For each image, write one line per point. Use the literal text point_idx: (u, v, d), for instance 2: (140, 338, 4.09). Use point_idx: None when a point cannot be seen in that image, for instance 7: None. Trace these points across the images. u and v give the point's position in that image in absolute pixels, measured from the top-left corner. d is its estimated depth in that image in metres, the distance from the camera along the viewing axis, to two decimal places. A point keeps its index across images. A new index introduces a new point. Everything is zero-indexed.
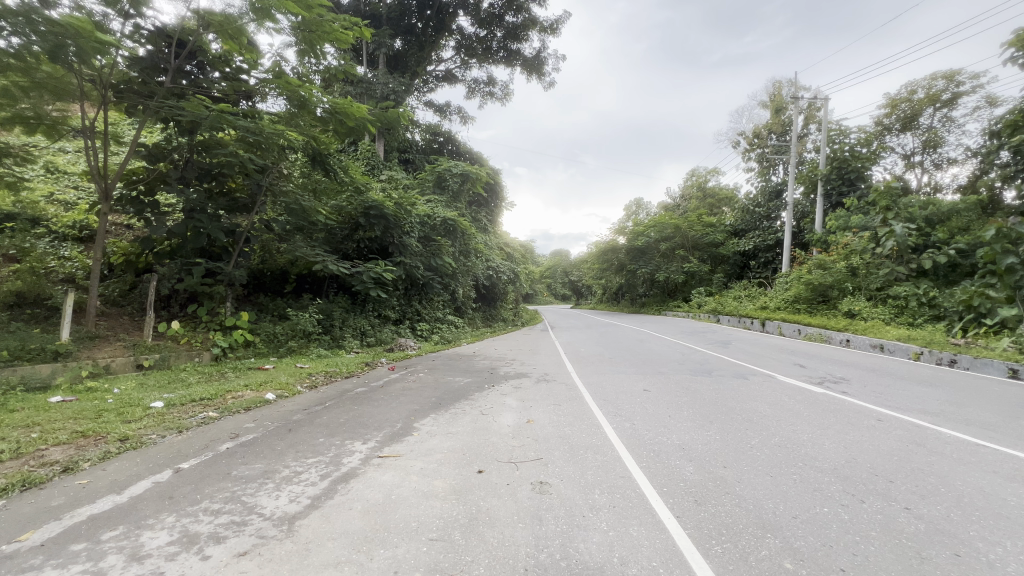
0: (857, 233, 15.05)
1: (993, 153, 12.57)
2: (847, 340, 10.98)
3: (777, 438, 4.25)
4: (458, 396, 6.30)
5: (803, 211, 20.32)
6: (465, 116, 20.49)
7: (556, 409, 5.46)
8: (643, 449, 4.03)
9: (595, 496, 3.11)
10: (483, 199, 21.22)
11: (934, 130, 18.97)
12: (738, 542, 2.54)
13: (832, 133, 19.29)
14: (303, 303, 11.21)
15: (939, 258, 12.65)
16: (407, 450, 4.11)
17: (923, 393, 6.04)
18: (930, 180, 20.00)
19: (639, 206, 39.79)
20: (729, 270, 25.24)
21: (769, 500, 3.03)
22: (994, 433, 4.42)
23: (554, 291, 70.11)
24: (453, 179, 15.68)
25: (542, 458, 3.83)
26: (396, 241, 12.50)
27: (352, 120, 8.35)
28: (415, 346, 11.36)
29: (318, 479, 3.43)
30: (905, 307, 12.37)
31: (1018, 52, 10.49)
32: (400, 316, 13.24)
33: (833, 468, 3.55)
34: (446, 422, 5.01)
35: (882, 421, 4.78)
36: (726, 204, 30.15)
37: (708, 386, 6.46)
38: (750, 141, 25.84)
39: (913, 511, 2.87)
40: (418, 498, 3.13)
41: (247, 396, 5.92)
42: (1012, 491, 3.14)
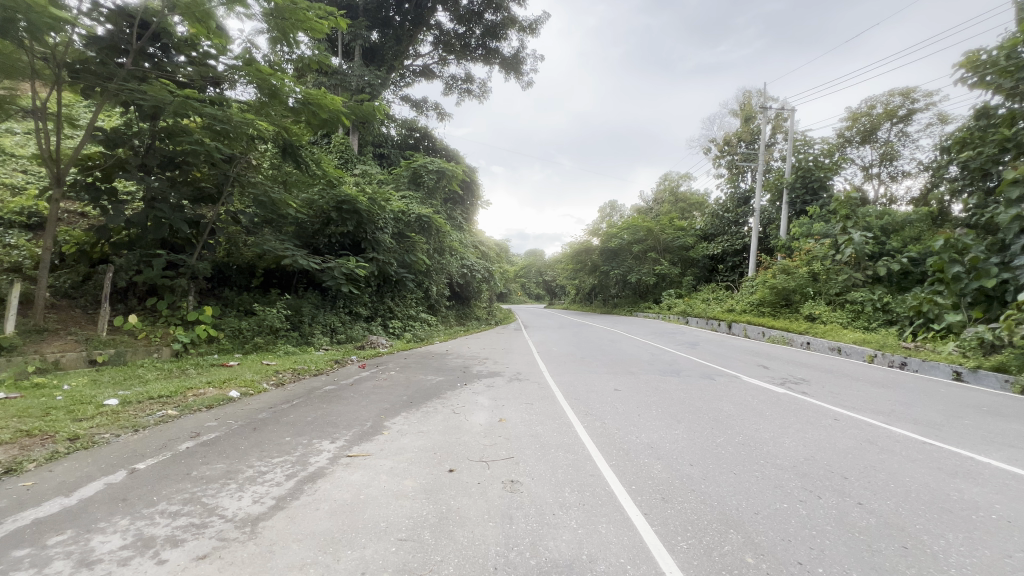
0: (819, 239, 15.68)
1: (943, 167, 13.31)
2: (807, 343, 11.44)
3: (741, 437, 4.38)
4: (430, 395, 6.23)
5: (769, 218, 21.02)
6: (442, 113, 20.34)
7: (528, 408, 5.48)
8: (613, 448, 4.08)
9: (565, 494, 3.14)
10: (459, 197, 21.12)
11: (890, 144, 19.92)
12: (702, 538, 2.61)
13: (797, 143, 20.02)
14: (270, 298, 10.88)
15: (893, 266, 13.28)
16: (377, 449, 4.04)
17: (876, 394, 6.35)
18: (886, 191, 20.98)
19: (612, 208, 40.37)
20: (698, 274, 25.83)
21: (732, 496, 3.13)
22: (939, 432, 4.68)
23: (529, 291, 70.39)
24: (428, 175, 15.53)
25: (514, 457, 3.83)
26: (369, 237, 12.35)
27: (325, 112, 8.12)
28: (387, 344, 11.21)
29: (284, 480, 3.34)
30: (861, 312, 12.93)
31: (968, 73, 11.14)
32: (372, 313, 13.04)
33: (793, 465, 3.69)
34: (417, 421, 4.94)
35: (839, 421, 5.00)
36: (696, 209, 30.92)
37: (676, 386, 6.61)
38: (721, 148, 26.58)
39: (866, 506, 3.01)
40: (388, 498, 3.08)
41: (210, 394, 5.71)
42: (955, 487, 3.34)
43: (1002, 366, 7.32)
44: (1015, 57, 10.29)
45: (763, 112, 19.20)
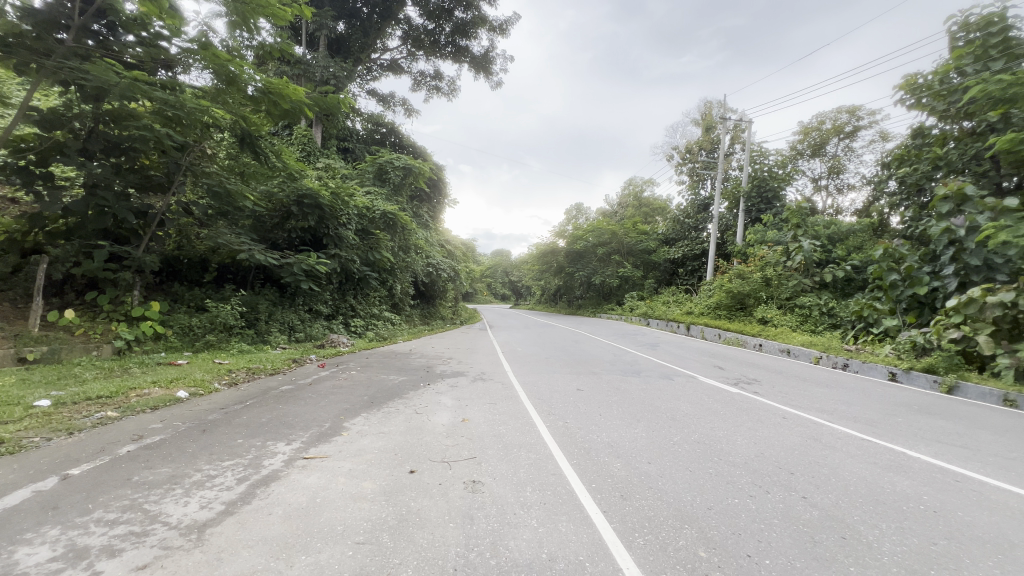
0: (771, 246, 16.47)
1: (884, 182, 14.23)
2: (760, 345, 11.98)
3: (697, 436, 4.54)
4: (392, 395, 6.13)
5: (726, 225, 21.86)
6: (410, 109, 20.02)
7: (491, 408, 5.47)
8: (574, 447, 4.14)
9: (527, 493, 3.16)
10: (426, 194, 20.87)
11: (837, 158, 21.14)
12: (658, 534, 2.68)
13: (754, 153, 20.93)
14: (224, 293, 10.42)
15: (838, 273, 14.10)
16: (335, 451, 3.94)
17: (821, 393, 6.72)
18: (833, 202, 22.24)
19: (579, 211, 40.91)
20: (659, 277, 26.48)
21: (687, 492, 3.24)
22: (877, 429, 5.00)
23: (495, 291, 70.20)
24: (395, 172, 15.29)
25: (476, 457, 3.82)
26: (331, 233, 12.06)
27: (286, 103, 7.83)
28: (348, 343, 10.96)
29: (234, 483, 3.20)
30: (808, 316, 13.66)
31: (906, 95, 11.98)
32: (333, 311, 12.72)
33: (744, 461, 3.87)
34: (378, 422, 4.86)
35: (787, 419, 5.26)
36: (659, 214, 31.82)
37: (636, 386, 6.77)
38: (683, 156, 27.45)
39: (809, 499, 3.18)
40: (346, 501, 3.00)
41: (155, 394, 5.40)
42: (889, 480, 3.58)
43: (931, 368, 7.92)
44: (947, 82, 11.14)
45: (723, 123, 19.97)
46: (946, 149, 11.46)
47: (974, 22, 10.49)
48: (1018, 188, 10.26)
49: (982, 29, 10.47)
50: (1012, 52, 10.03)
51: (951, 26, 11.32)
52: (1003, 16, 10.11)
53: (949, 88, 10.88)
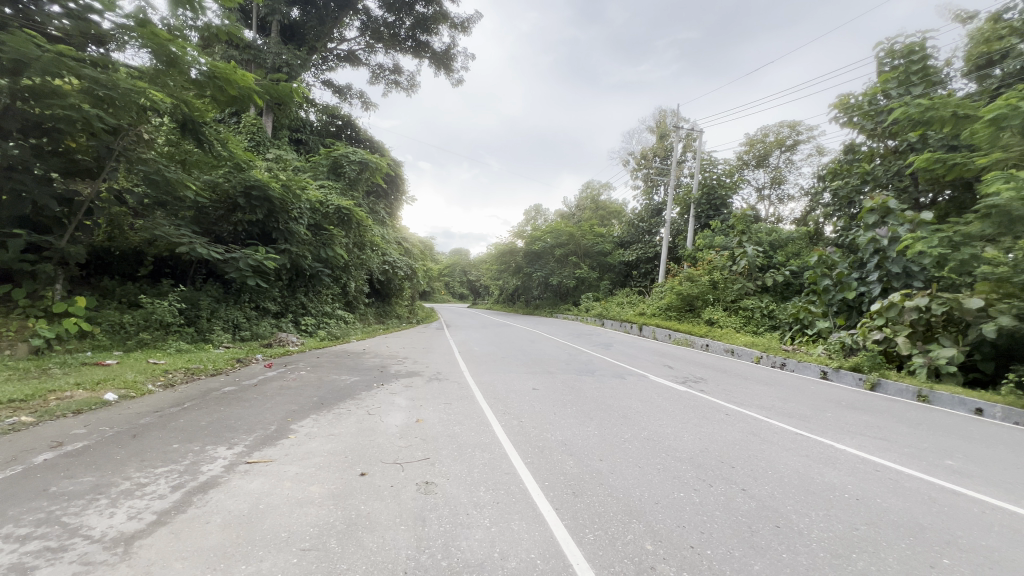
0: (718, 251, 17.29)
1: (819, 194, 15.26)
2: (706, 345, 12.55)
3: (646, 433, 4.69)
4: (343, 395, 5.95)
5: (678, 229, 22.74)
6: (367, 102, 19.49)
7: (446, 408, 5.42)
8: (529, 445, 4.18)
9: (480, 493, 3.16)
10: (383, 190, 20.42)
11: (779, 169, 22.48)
12: (608, 529, 2.75)
13: (704, 162, 21.89)
14: (161, 289, 9.77)
15: (778, 277, 14.98)
16: (281, 454, 3.78)
17: (761, 391, 7.11)
18: (774, 211, 23.62)
19: (538, 212, 41.22)
20: (614, 278, 27.23)
21: (636, 488, 3.34)
22: (809, 424, 5.36)
23: (452, 291, 69.47)
24: (350, 166, 14.86)
25: (429, 458, 3.78)
26: (281, 227, 11.59)
27: (234, 89, 7.42)
28: (298, 342, 10.55)
29: (168, 491, 3.00)
30: (750, 318, 14.46)
31: (840, 113, 12.91)
32: (281, 308, 12.21)
33: (689, 456, 4.04)
34: (328, 423, 4.70)
35: (729, 415, 5.54)
36: (615, 217, 32.67)
37: (589, 385, 6.91)
38: (638, 161, 28.29)
39: (748, 491, 3.36)
40: (291, 507, 2.87)
41: (79, 397, 4.98)
42: (818, 471, 3.85)
43: (857, 366, 8.57)
44: (875, 104, 12.09)
45: (675, 131, 20.72)
46: (873, 165, 12.45)
47: (898, 49, 11.46)
48: (933, 203, 11.25)
49: (905, 56, 11.46)
50: (929, 79, 11.03)
51: (879, 52, 12.35)
52: (923, 45, 11.13)
53: (876, 109, 11.80)
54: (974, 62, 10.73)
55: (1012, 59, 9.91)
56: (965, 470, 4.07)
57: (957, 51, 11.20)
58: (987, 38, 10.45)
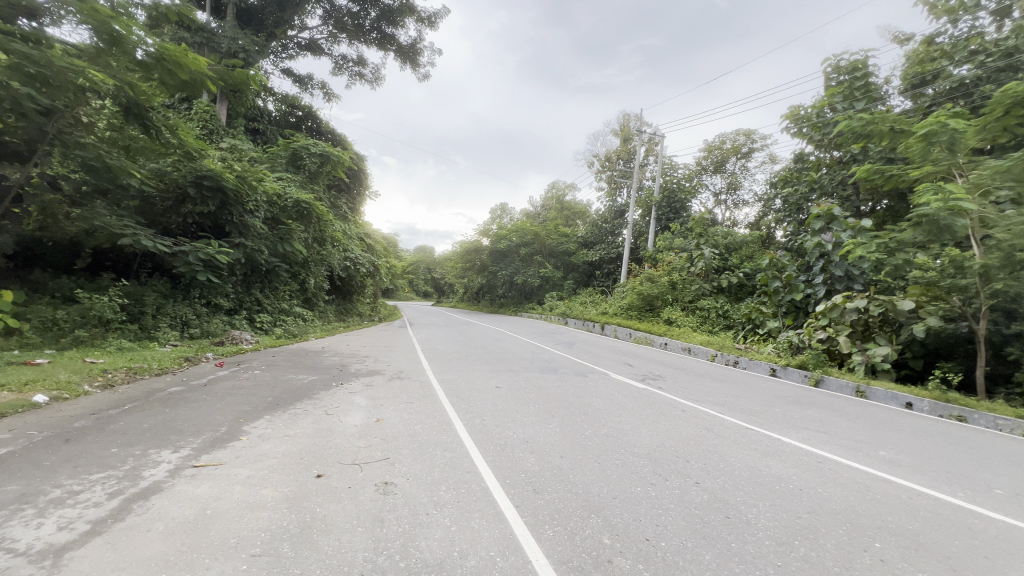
0: (678, 253, 17.87)
1: (771, 200, 16.01)
2: (665, 344, 12.94)
3: (606, 429, 4.79)
4: (300, 395, 5.76)
5: (640, 231, 23.33)
6: (329, 94, 18.91)
7: (407, 407, 5.33)
8: (491, 443, 4.18)
9: (440, 492, 3.14)
10: (345, 185, 19.90)
11: (735, 175, 23.40)
12: (567, 524, 2.79)
13: (665, 166, 22.54)
14: (101, 283, 9.14)
15: (733, 279, 15.60)
16: (232, 457, 3.62)
17: (715, 388, 7.41)
18: (730, 215, 24.58)
19: (503, 210, 41.23)
20: (579, 278, 27.63)
21: (595, 483, 3.41)
22: (758, 418, 5.63)
23: (417, 289, 68.45)
24: (310, 158, 14.38)
25: (389, 458, 3.72)
26: (235, 220, 11.09)
27: (185, 73, 7.01)
28: (252, 340, 10.13)
29: (105, 499, 2.82)
30: (706, 318, 15.01)
31: (791, 124, 13.60)
32: (235, 305, 11.69)
33: (647, 452, 4.15)
34: (283, 424, 4.54)
35: (685, 412, 5.74)
36: (579, 218, 33.16)
37: (552, 383, 7.01)
38: (603, 163, 28.80)
39: (701, 484, 3.50)
40: (242, 512, 2.75)
41: (3, 398, 4.59)
42: (766, 463, 4.05)
43: (803, 364, 9.06)
44: (822, 116, 12.78)
45: (639, 135, 21.18)
46: (820, 174, 13.19)
47: (844, 66, 12.19)
48: (872, 211, 12.01)
49: (849, 72, 12.20)
50: (871, 95, 11.79)
51: (827, 67, 13.08)
52: (866, 63, 11.89)
53: (824, 122, 12.48)
54: (909, 81, 11.52)
55: (943, 80, 10.72)
56: (896, 460, 4.39)
57: (895, 70, 12.02)
58: (920, 58, 11.27)
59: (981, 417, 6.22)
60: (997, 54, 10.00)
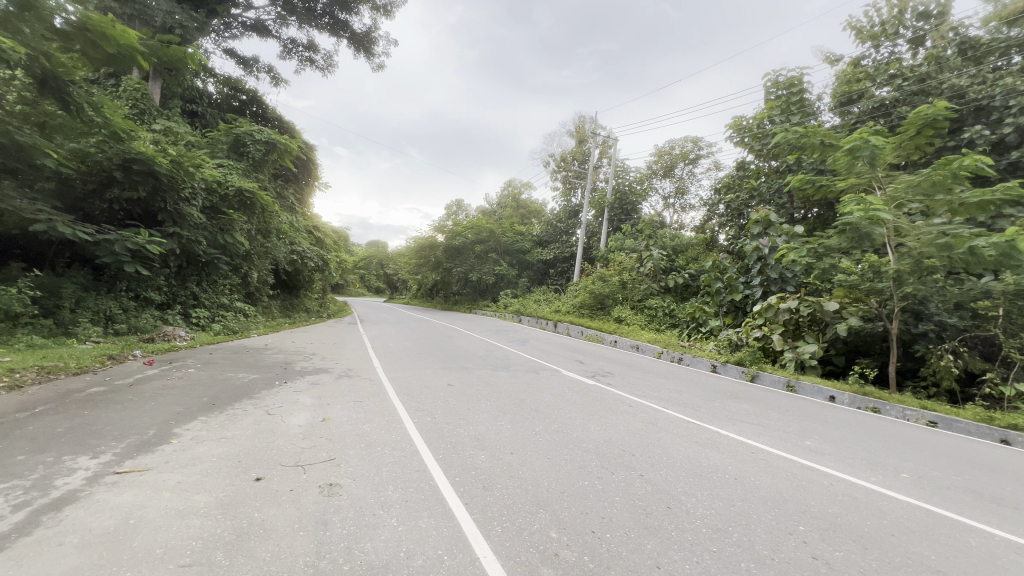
0: (628, 253, 18.46)
1: (715, 205, 16.82)
2: (615, 341, 13.32)
3: (556, 425, 4.87)
4: (239, 395, 5.47)
5: (592, 231, 23.90)
6: (276, 78, 17.99)
7: (354, 405, 5.19)
8: (441, 441, 4.13)
9: (388, 492, 3.07)
10: (293, 174, 19.04)
11: (682, 180, 24.40)
12: (515, 520, 2.81)
13: (618, 169, 23.20)
14: (8, 273, 8.25)
15: (679, 279, 16.28)
16: (160, 461, 3.38)
17: (660, 384, 7.71)
18: (677, 218, 25.60)
19: (459, 207, 41.01)
20: (533, 276, 28.47)
21: (545, 478, 3.46)
22: (700, 412, 5.91)
23: (368, 284, 66.63)
24: (254, 145, 13.66)
25: (335, 458, 3.60)
26: (168, 208, 10.34)
27: (112, 46, 6.39)
28: (187, 336, 9.49)
29: (7, 512, 2.54)
30: (654, 316, 15.59)
31: (734, 133, 14.36)
32: (167, 299, 10.91)
33: (595, 446, 4.27)
34: (219, 425, 4.29)
35: (632, 407, 5.93)
36: (534, 217, 33.51)
37: (505, 380, 7.04)
38: (558, 163, 29.23)
39: (645, 476, 3.64)
40: (170, 520, 2.57)
41: None
42: (706, 455, 4.26)
43: (740, 361, 9.60)
44: (762, 127, 13.58)
45: (593, 137, 21.62)
46: (759, 182, 14.00)
47: (783, 81, 13.02)
48: (804, 218, 12.88)
49: (787, 88, 13.05)
50: (805, 110, 12.69)
51: (767, 81, 13.90)
52: (802, 80, 12.76)
53: (763, 133, 13.28)
54: (838, 99, 12.44)
55: (867, 99, 11.65)
56: (819, 449, 4.74)
57: (827, 88, 12.94)
58: (848, 79, 12.22)
59: (892, 409, 6.85)
60: (912, 79, 11.01)
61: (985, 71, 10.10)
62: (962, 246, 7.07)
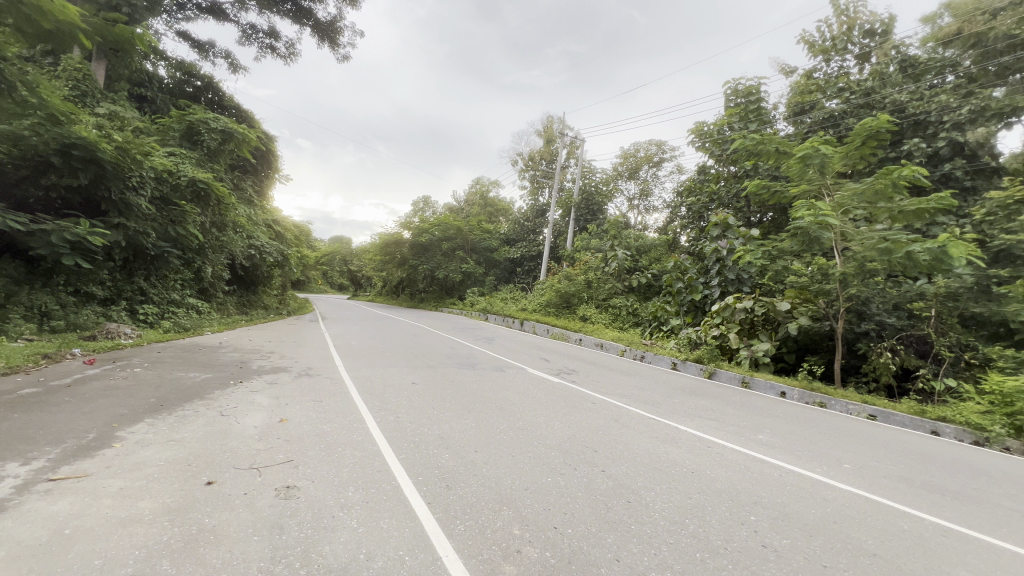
0: (593, 253, 18.78)
1: (677, 207, 17.31)
2: (580, 339, 13.51)
3: (521, 423, 4.89)
4: (191, 395, 5.23)
5: (559, 231, 24.17)
6: (234, 65, 17.19)
7: (314, 405, 5.05)
8: (404, 440, 4.08)
9: (348, 493, 3.01)
10: (251, 166, 18.29)
11: (647, 182, 25.00)
12: (478, 518, 2.80)
13: (585, 170, 23.54)
14: None
15: (642, 279, 16.70)
16: (101, 466, 3.18)
17: (623, 381, 7.89)
18: (642, 219, 26.16)
19: (426, 204, 40.59)
20: (499, 274, 28.61)
21: (508, 476, 3.47)
22: (660, 408, 6.09)
23: (331, 281, 64.83)
24: (209, 134, 13.05)
25: (293, 460, 3.49)
26: (113, 198, 9.72)
27: (50, 23, 5.90)
28: (133, 334, 8.97)
29: None
30: (618, 315, 15.92)
31: (696, 138, 14.84)
32: (111, 294, 10.27)
33: (558, 443, 4.32)
34: (168, 427, 4.08)
35: (595, 404, 6.04)
36: (502, 215, 33.56)
37: (470, 378, 7.00)
38: (526, 163, 29.37)
39: (607, 472, 3.71)
40: (111, 528, 2.42)
41: None
42: (665, 450, 4.39)
43: (699, 358, 9.94)
44: (722, 134, 14.10)
45: (561, 137, 21.86)
46: (719, 187, 14.52)
47: (741, 90, 13.55)
48: (760, 222, 13.46)
49: (745, 96, 13.60)
50: (761, 118, 13.23)
51: (728, 89, 14.43)
52: (759, 89, 13.31)
53: (723, 139, 13.78)
54: (792, 109, 13.06)
55: (818, 110, 12.26)
56: (771, 442, 4.97)
57: (782, 98, 13.55)
58: (801, 90, 12.84)
59: (836, 403, 7.27)
60: (859, 93, 11.67)
61: (922, 88, 10.83)
62: (900, 250, 7.55)
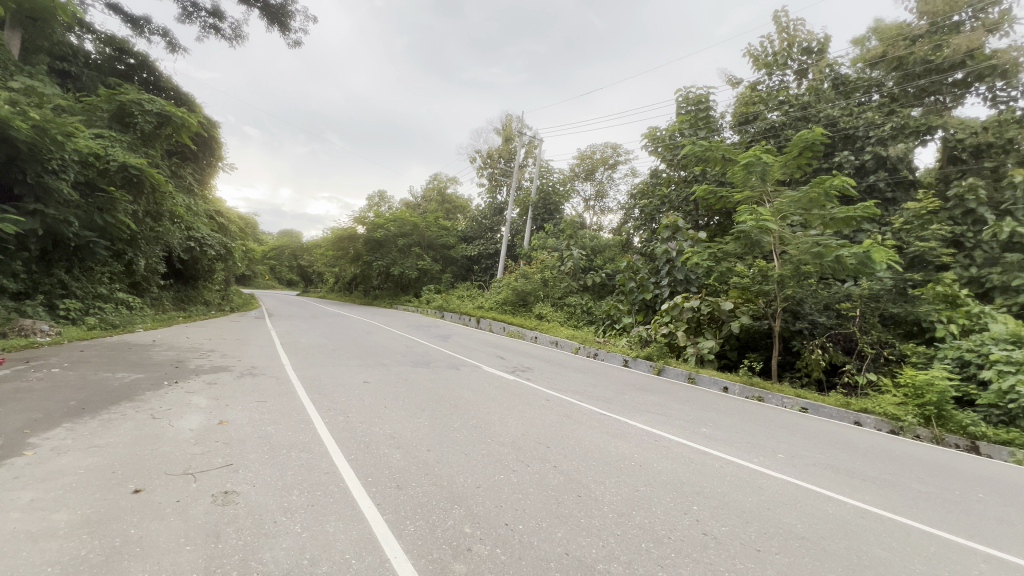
0: (550, 252, 18.99)
1: (631, 209, 17.81)
2: (535, 338, 13.64)
3: (475, 421, 4.86)
4: (119, 396, 4.85)
5: (517, 229, 24.24)
6: (173, 44, 16.03)
7: (257, 406, 4.80)
8: (354, 441, 3.96)
9: (292, 497, 2.89)
10: (192, 152, 17.16)
11: (603, 184, 25.54)
12: (429, 518, 2.77)
13: (542, 169, 23.72)
14: None
15: (596, 278, 17.07)
16: (9, 477, 2.88)
17: (577, 378, 8.04)
18: (597, 220, 26.70)
19: (382, 198, 39.60)
20: (456, 272, 28.36)
21: (460, 474, 3.44)
22: (611, 404, 6.24)
23: (279, 275, 61.94)
24: (143, 116, 12.11)
25: (232, 463, 3.31)
26: (28, 181, 8.81)
27: None
28: (52, 331, 8.21)
29: None
30: (573, 313, 16.21)
31: (649, 142, 15.32)
32: (25, 288, 9.45)
33: (511, 440, 4.34)
34: (91, 432, 3.76)
35: (549, 401, 6.12)
36: (459, 212, 33.25)
37: (424, 377, 6.89)
38: (484, 160, 29.23)
39: (559, 467, 3.76)
40: (19, 544, 2.20)
41: None
42: (615, 444, 4.51)
43: (649, 355, 10.29)
44: (673, 139, 14.61)
45: (520, 136, 21.93)
46: (670, 190, 15.04)
47: (692, 98, 14.10)
48: (707, 226, 14.07)
49: (695, 104, 14.18)
50: (710, 125, 13.88)
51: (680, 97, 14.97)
52: (708, 98, 13.93)
53: (674, 144, 14.31)
54: (737, 118, 13.73)
55: (760, 121, 12.95)
56: (713, 435, 5.22)
57: (729, 108, 14.24)
58: (746, 101, 13.49)
59: (773, 397, 7.74)
60: (796, 106, 12.43)
61: (852, 104, 11.69)
62: (830, 254, 8.16)
